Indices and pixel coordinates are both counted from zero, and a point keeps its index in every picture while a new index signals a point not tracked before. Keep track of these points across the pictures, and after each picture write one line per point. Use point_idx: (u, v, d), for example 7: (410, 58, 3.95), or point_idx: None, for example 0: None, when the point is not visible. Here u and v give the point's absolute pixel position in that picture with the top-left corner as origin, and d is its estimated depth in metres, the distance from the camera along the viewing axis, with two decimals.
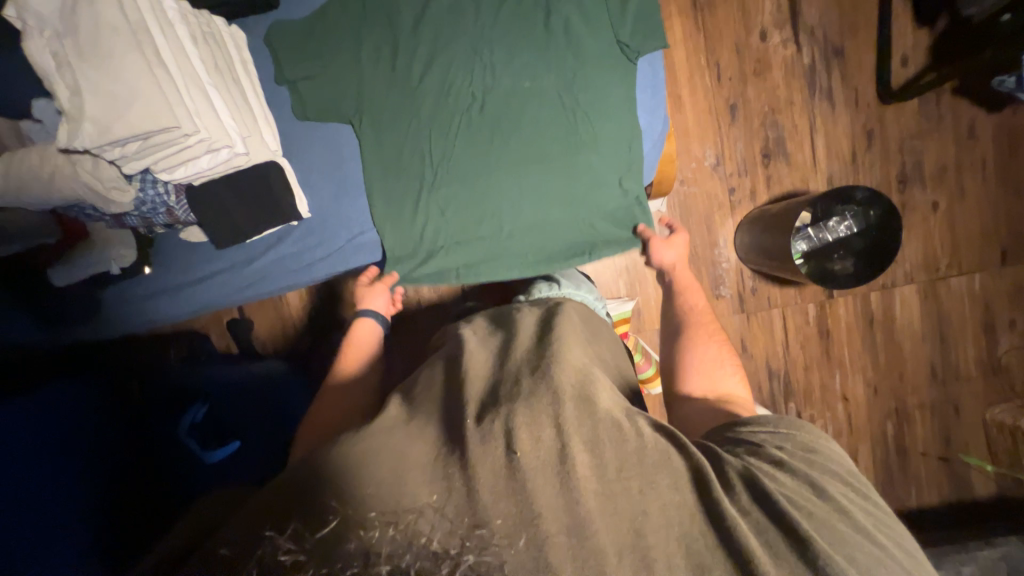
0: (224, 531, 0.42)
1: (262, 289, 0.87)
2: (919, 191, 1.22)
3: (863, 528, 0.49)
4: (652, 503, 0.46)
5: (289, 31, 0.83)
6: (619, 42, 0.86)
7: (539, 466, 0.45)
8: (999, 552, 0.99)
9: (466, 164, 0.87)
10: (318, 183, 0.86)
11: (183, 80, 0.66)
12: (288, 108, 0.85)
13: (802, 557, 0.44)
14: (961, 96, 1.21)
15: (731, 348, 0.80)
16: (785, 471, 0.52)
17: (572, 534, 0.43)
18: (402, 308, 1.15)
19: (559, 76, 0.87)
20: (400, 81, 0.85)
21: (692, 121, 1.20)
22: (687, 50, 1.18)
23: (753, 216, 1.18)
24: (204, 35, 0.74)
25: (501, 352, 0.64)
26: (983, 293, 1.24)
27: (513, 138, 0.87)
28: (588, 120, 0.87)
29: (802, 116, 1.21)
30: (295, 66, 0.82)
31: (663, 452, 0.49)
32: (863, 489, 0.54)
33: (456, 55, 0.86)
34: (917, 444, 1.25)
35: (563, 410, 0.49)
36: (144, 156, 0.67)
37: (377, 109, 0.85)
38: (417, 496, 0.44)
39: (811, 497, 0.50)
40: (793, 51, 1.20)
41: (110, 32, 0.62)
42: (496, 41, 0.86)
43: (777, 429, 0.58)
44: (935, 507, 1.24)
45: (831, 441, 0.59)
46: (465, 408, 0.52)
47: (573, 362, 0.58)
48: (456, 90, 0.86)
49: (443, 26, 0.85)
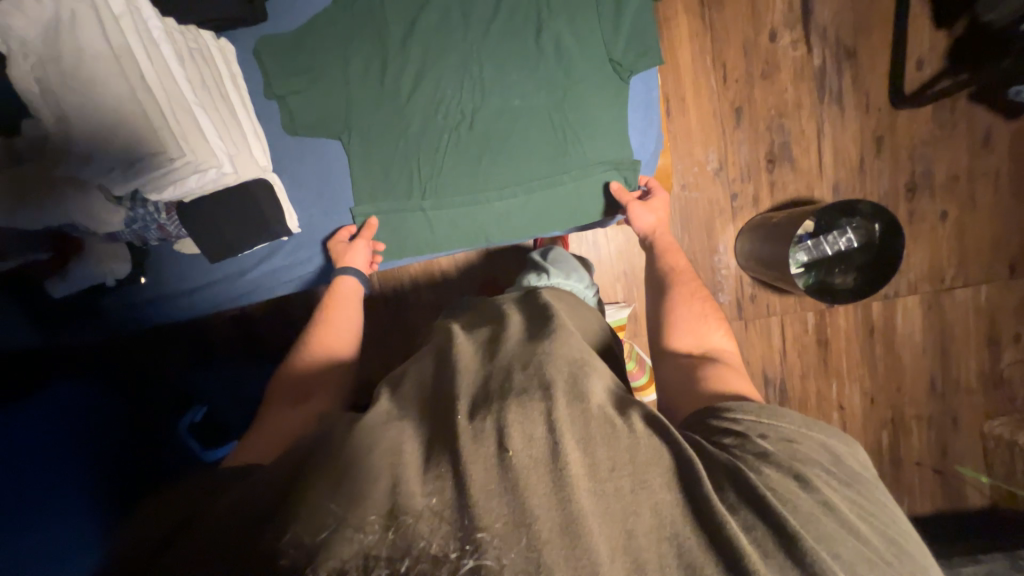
0: (205, 531, 0.41)
1: (253, 299, 0.90)
2: (927, 200, 1.21)
3: (850, 524, 0.43)
4: (644, 503, 0.42)
5: (278, 44, 0.82)
6: (611, 60, 0.90)
7: (532, 465, 0.42)
8: (985, 568, 0.99)
9: (453, 180, 0.89)
10: (308, 201, 0.88)
11: (166, 105, 0.68)
12: (277, 122, 0.86)
13: (790, 557, 0.40)
14: (976, 103, 1.19)
15: (716, 303, 0.76)
16: (769, 463, 0.46)
17: (564, 535, 0.39)
18: (398, 301, 1.21)
19: (549, 95, 0.90)
20: (389, 95, 0.87)
21: (695, 124, 1.17)
22: (693, 51, 1.15)
23: (755, 223, 1.17)
24: (191, 52, 0.74)
25: (490, 347, 0.58)
26: (988, 306, 1.23)
27: (502, 154, 0.90)
28: (575, 138, 0.91)
29: (809, 120, 1.18)
30: (283, 81, 0.83)
31: (657, 449, 0.45)
32: (849, 476, 0.48)
33: (446, 72, 0.88)
34: (912, 454, 1.25)
35: (556, 407, 0.45)
36: (130, 181, 0.68)
37: (367, 125, 0.87)
38: (416, 500, 0.40)
39: (797, 492, 0.44)
40: (803, 52, 1.16)
41: (92, 58, 0.63)
42: (487, 58, 0.88)
43: (758, 416, 0.51)
44: (927, 516, 1.25)
45: (813, 428, 0.51)
46: (454, 403, 0.47)
47: (567, 356, 0.53)
48: (446, 107, 0.89)
49: (433, 41, 0.87)
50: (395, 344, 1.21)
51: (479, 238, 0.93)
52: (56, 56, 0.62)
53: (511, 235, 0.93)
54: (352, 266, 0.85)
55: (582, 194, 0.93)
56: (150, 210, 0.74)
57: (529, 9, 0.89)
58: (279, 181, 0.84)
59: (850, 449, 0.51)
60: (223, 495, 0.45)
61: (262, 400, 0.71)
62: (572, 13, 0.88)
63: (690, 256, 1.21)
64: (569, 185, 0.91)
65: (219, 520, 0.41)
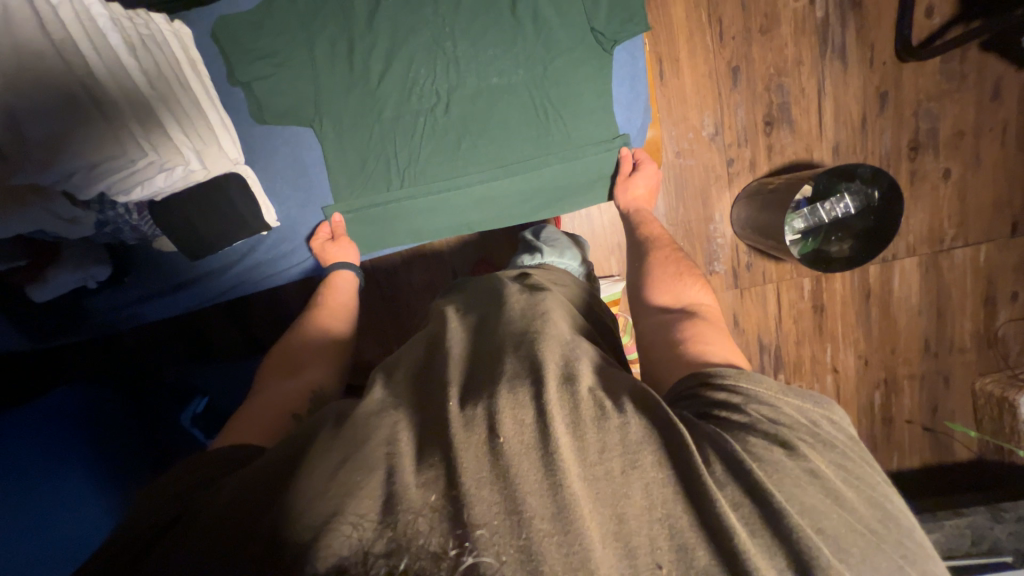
0: (208, 511, 0.42)
1: (241, 293, 0.91)
2: (931, 159, 1.17)
3: (835, 491, 0.43)
4: (635, 485, 0.42)
5: (236, 28, 0.78)
6: (593, 29, 0.85)
7: (522, 451, 0.42)
8: (965, 520, 1.05)
9: (432, 166, 0.87)
10: (286, 193, 0.86)
11: (124, 101, 0.66)
12: (246, 112, 0.82)
13: (775, 532, 0.40)
14: (988, 52, 1.13)
15: (691, 261, 0.78)
16: (754, 431, 0.46)
17: (555, 521, 0.38)
18: (393, 283, 1.20)
19: (528, 72, 0.86)
20: (360, 79, 0.84)
21: (690, 87, 1.12)
22: (687, 7, 1.08)
23: (752, 190, 1.14)
24: (143, 39, 0.70)
25: (483, 331, 0.58)
26: (987, 266, 1.22)
27: (481, 137, 0.87)
28: (558, 117, 0.87)
29: (810, 78, 1.13)
30: (246, 66, 0.79)
31: (649, 429, 0.45)
32: (830, 438, 0.48)
33: (417, 51, 0.84)
34: (903, 412, 1.28)
35: (546, 391, 0.45)
36: (94, 184, 0.66)
37: (338, 112, 0.84)
38: (411, 495, 0.40)
39: (783, 460, 0.44)
40: (805, 2, 1.09)
41: (35, 56, 0.59)
42: (460, 34, 0.84)
43: (738, 386, 0.51)
44: (914, 469, 1.30)
45: (788, 392, 0.50)
46: (446, 388, 0.48)
47: (559, 336, 0.54)
48: (419, 88, 0.85)
49: (401, 18, 0.82)
50: (390, 324, 1.22)
51: (463, 223, 0.92)
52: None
53: (494, 218, 0.92)
54: (337, 260, 0.87)
55: (568, 174, 0.90)
56: (120, 211, 0.73)
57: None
58: (253, 173, 0.83)
59: (825, 412, 0.50)
60: (217, 489, 0.45)
61: (254, 381, 0.72)
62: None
63: (685, 226, 1.19)
64: (555, 167, 0.88)
65: (218, 513, 0.41)
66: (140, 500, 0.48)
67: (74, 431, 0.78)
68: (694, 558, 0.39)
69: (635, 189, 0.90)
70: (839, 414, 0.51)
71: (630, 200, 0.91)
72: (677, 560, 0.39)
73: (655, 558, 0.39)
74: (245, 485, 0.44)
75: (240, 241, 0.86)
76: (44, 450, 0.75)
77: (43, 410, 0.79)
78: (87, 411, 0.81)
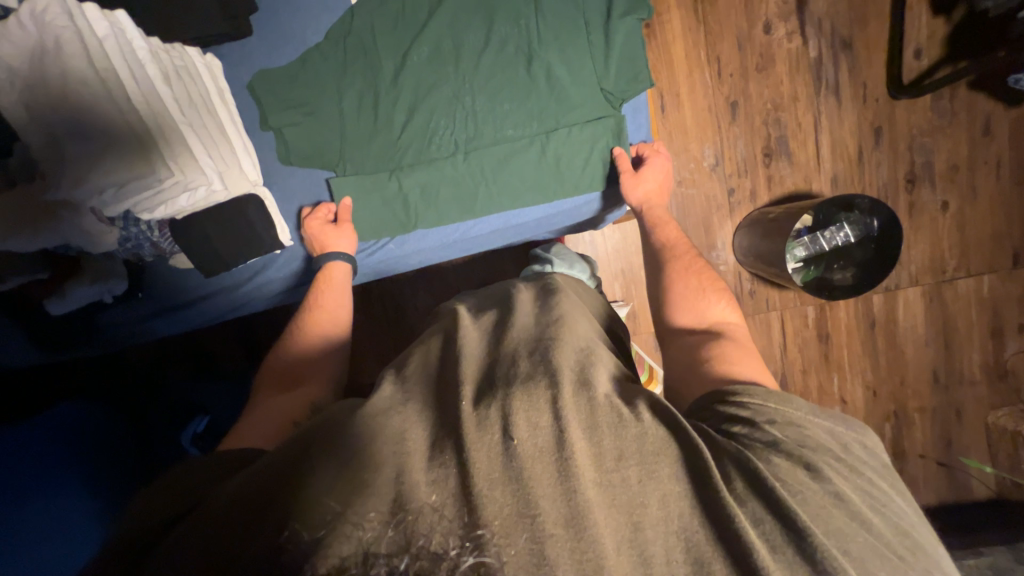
0: (207, 508, 0.42)
1: (253, 307, 0.96)
2: (928, 191, 1.20)
3: (860, 514, 0.42)
4: (652, 495, 0.41)
5: (272, 80, 0.87)
6: (603, 90, 0.89)
7: (536, 454, 0.41)
8: (986, 561, 1.01)
9: (448, 212, 0.92)
10: (297, 211, 0.92)
11: (155, 125, 0.69)
12: (273, 154, 0.90)
13: (800, 552, 0.39)
14: (977, 90, 1.17)
15: (715, 273, 0.75)
16: (778, 452, 0.45)
17: (569, 526, 0.38)
18: (401, 300, 1.25)
19: (542, 124, 0.90)
20: (383, 128, 0.90)
21: (690, 121, 1.17)
22: (686, 47, 1.15)
23: (753, 219, 1.17)
24: (177, 70, 0.74)
25: (497, 332, 0.57)
26: (992, 297, 1.22)
27: (497, 185, 0.92)
28: (570, 168, 0.92)
29: (806, 112, 1.17)
30: (280, 115, 0.87)
31: (666, 440, 0.44)
32: (858, 464, 0.46)
33: (437, 103, 0.89)
34: (915, 447, 1.25)
35: (562, 395, 0.45)
36: (122, 202, 0.70)
37: (359, 159, 0.90)
38: (421, 493, 0.39)
39: (805, 480, 0.43)
40: (798, 43, 1.15)
41: (78, 84, 0.64)
42: (478, 89, 0.89)
43: (765, 403, 0.50)
44: (931, 509, 1.25)
45: (819, 414, 0.49)
46: (458, 389, 0.48)
47: (575, 342, 0.53)
48: (438, 138, 0.91)
49: (423, 75, 0.89)
50: (392, 340, 1.25)
51: None
52: (45, 85, 0.62)
53: None
54: (335, 250, 0.86)
55: (570, 216, 0.97)
56: (142, 228, 0.78)
57: (519, 39, 0.89)
58: (270, 197, 0.86)
59: (859, 437, 0.49)
60: (225, 485, 0.45)
61: (251, 388, 0.70)
62: (562, 43, 0.88)
63: None
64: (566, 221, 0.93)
65: (224, 505, 0.42)
66: (137, 496, 0.47)
67: (64, 449, 0.79)
68: (709, 570, 0.38)
69: (646, 184, 0.87)
70: (871, 440, 0.49)
71: (642, 197, 0.88)
72: (692, 572, 0.38)
73: (670, 568, 0.39)
74: (245, 488, 0.42)
75: (252, 260, 0.89)
76: (39, 462, 0.76)
77: (38, 426, 0.80)
78: (85, 425, 0.82)
